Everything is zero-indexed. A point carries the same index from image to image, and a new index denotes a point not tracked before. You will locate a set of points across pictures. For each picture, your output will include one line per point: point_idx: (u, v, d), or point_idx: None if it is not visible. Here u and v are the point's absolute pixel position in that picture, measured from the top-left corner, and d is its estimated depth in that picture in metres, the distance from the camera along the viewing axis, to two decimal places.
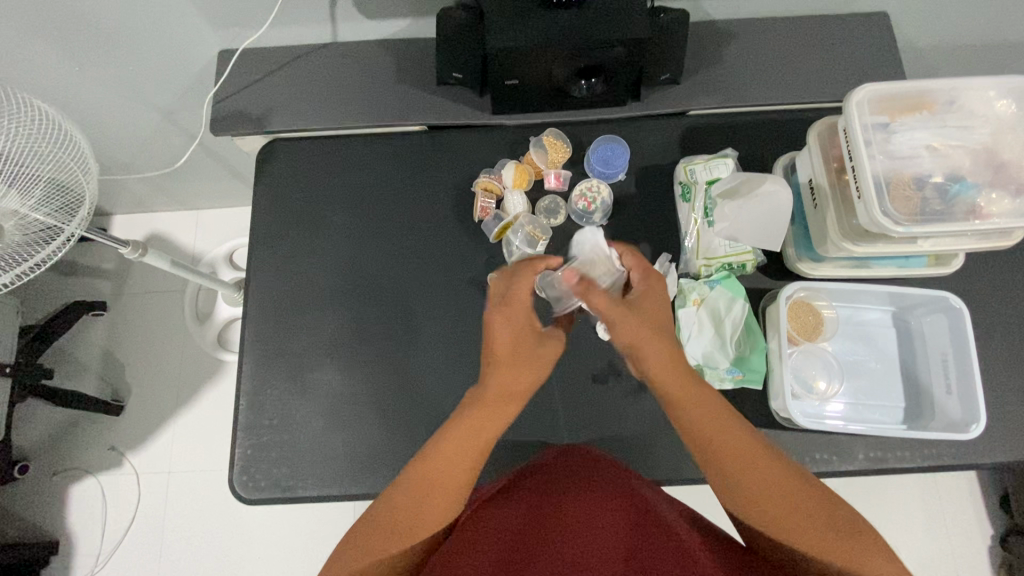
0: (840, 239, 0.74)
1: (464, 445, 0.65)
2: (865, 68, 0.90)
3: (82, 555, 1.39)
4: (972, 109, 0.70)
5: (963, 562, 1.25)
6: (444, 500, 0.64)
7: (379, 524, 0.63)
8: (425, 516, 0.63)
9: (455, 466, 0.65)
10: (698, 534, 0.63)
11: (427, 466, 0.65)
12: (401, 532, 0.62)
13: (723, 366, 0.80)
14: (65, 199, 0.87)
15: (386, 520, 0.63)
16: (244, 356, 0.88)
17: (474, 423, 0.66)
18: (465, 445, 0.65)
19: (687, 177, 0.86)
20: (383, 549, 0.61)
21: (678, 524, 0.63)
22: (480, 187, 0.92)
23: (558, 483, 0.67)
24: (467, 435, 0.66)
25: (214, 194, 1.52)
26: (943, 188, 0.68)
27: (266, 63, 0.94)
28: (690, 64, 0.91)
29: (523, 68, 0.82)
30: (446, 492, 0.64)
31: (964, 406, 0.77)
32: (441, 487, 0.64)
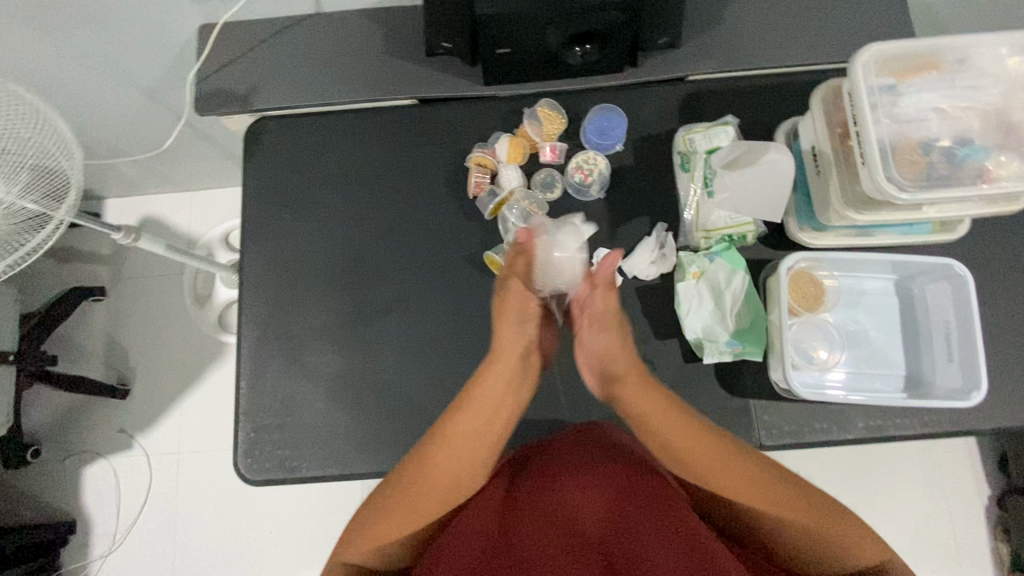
0: (844, 207, 0.72)
1: (489, 401, 0.70)
2: (871, 26, 0.87)
3: (99, 534, 1.43)
4: (983, 68, 0.67)
5: (960, 523, 1.28)
6: (470, 467, 0.67)
7: (387, 506, 0.63)
8: (434, 489, 0.64)
9: (478, 427, 0.68)
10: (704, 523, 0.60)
11: (447, 439, 0.66)
12: (414, 504, 0.63)
13: (722, 339, 0.79)
14: (51, 185, 0.84)
15: (393, 505, 0.63)
16: (241, 340, 0.88)
17: (489, 395, 0.70)
18: (489, 403, 0.70)
19: (687, 147, 0.84)
20: (401, 523, 0.63)
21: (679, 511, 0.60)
22: (473, 162, 0.89)
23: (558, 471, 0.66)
24: (486, 395, 0.70)
25: (205, 174, 1.50)
26: (950, 152, 0.66)
27: (248, 38, 0.91)
28: (689, 27, 0.88)
29: (515, 34, 0.79)
30: (472, 455, 0.67)
31: (965, 374, 0.76)
32: (460, 452, 0.66)
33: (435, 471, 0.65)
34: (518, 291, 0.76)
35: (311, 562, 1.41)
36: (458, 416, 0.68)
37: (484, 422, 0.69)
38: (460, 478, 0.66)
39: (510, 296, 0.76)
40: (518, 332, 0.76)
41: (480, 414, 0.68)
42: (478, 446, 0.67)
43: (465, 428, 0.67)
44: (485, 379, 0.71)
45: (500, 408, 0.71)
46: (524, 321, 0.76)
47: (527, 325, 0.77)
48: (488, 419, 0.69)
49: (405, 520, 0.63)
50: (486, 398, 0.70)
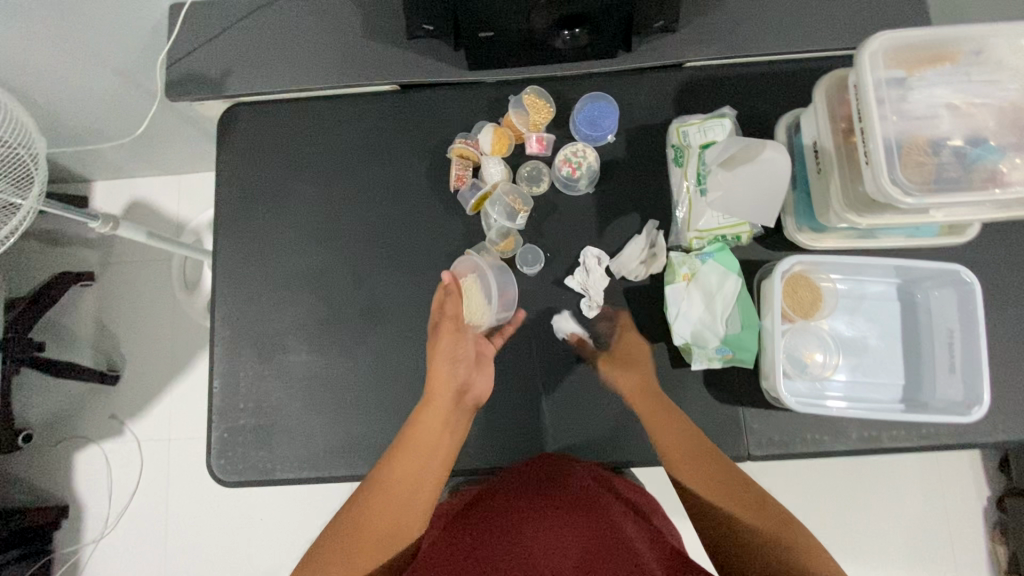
0: (845, 209, 0.67)
1: (424, 443, 0.70)
2: (884, 10, 0.80)
3: (91, 518, 1.44)
4: (1002, 61, 0.61)
5: (957, 525, 1.25)
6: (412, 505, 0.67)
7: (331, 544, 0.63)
8: (378, 529, 0.64)
9: (415, 466, 0.69)
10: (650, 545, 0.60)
11: (384, 482, 0.67)
12: (356, 546, 0.63)
13: (712, 345, 0.76)
14: (17, 171, 0.81)
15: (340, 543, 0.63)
16: (215, 337, 0.85)
17: (425, 430, 0.71)
18: (423, 444, 0.70)
19: (681, 140, 0.79)
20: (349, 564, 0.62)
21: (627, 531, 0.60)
22: (455, 154, 0.84)
23: (518, 490, 0.65)
24: (421, 433, 0.71)
25: (191, 158, 1.46)
26: (961, 153, 0.61)
27: (221, 18, 0.86)
28: (687, 8, 0.82)
29: (499, 16, 0.74)
30: (409, 495, 0.67)
31: (967, 386, 0.72)
32: (398, 491, 0.67)
33: (375, 510, 0.65)
34: (451, 337, 0.77)
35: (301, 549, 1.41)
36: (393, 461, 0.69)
37: (421, 461, 0.69)
38: (404, 520, 0.66)
39: (444, 339, 0.77)
40: (450, 373, 0.75)
41: (414, 455, 0.69)
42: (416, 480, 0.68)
43: (401, 471, 0.68)
44: (418, 422, 0.72)
45: (438, 448, 0.71)
46: (458, 362, 0.76)
47: (460, 366, 0.77)
48: (423, 458, 0.69)
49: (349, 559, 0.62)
50: (420, 435, 0.70)
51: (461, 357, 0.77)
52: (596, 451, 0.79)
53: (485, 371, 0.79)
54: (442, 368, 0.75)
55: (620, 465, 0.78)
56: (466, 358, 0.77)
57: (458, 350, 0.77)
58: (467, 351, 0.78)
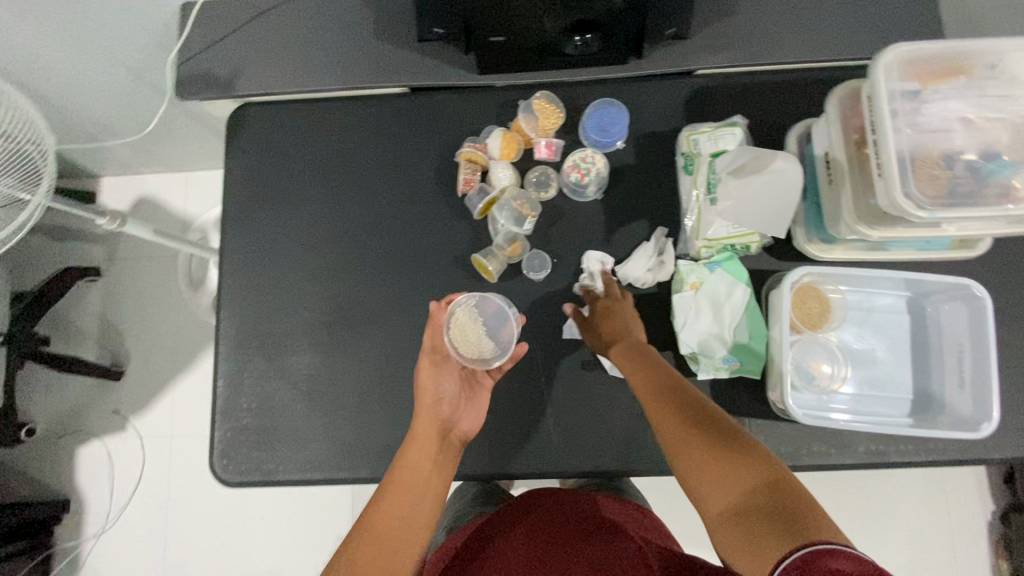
0: (856, 221, 0.67)
1: (414, 481, 0.62)
2: (897, 21, 0.80)
3: (92, 513, 1.44)
4: (1018, 75, 0.61)
5: (961, 540, 1.24)
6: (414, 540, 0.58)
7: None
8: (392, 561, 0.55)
9: (405, 506, 0.60)
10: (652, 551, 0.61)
11: (371, 525, 0.57)
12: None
13: (719, 355, 0.75)
14: (23, 167, 0.81)
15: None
16: (220, 336, 0.85)
17: (416, 463, 0.63)
18: (416, 483, 0.62)
19: (692, 147, 0.78)
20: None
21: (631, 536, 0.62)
22: (464, 158, 0.84)
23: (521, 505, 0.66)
24: (411, 471, 0.62)
25: (199, 156, 1.46)
26: (975, 167, 0.61)
27: (232, 18, 0.86)
28: (699, 16, 0.81)
29: (511, 23, 0.74)
30: (403, 544, 0.57)
31: (976, 403, 0.71)
32: (389, 542, 0.56)
33: (363, 555, 0.55)
34: (431, 372, 0.69)
35: (299, 549, 1.41)
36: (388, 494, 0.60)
37: (411, 503, 0.60)
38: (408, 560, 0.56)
39: (425, 373, 0.69)
40: (433, 413, 0.67)
41: (405, 493, 0.60)
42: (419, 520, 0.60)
43: (391, 512, 0.58)
44: (407, 460, 0.63)
45: (429, 486, 0.62)
46: (441, 399, 0.69)
47: (444, 403, 0.69)
48: (415, 501, 0.60)
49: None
50: (411, 469, 0.62)
51: (445, 397, 0.70)
52: (599, 459, 0.78)
53: (474, 407, 0.72)
54: (425, 412, 0.67)
55: (623, 473, 0.77)
56: (451, 396, 0.71)
57: (440, 386, 0.70)
58: (450, 389, 0.71)
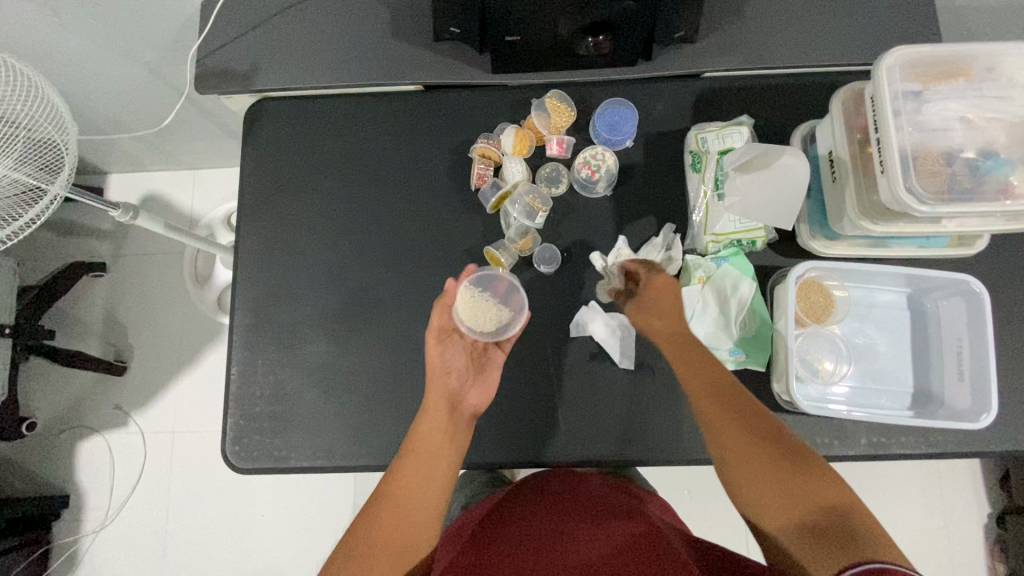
0: (859, 217, 0.69)
1: (426, 448, 0.70)
2: (897, 29, 0.83)
3: (92, 508, 1.43)
4: (1014, 78, 0.64)
5: (958, 542, 1.26)
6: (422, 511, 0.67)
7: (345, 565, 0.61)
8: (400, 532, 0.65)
9: (420, 474, 0.69)
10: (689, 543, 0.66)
11: (390, 492, 0.67)
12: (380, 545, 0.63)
13: (726, 347, 0.78)
14: (45, 158, 0.83)
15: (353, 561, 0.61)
16: (234, 325, 0.86)
17: (426, 438, 0.71)
18: (429, 449, 0.71)
19: (699, 146, 0.81)
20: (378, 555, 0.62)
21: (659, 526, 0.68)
22: (477, 154, 0.86)
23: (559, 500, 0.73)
24: (424, 438, 0.71)
25: (208, 153, 1.47)
26: (974, 165, 0.63)
27: (252, 15, 0.88)
28: (708, 20, 0.84)
29: (525, 21, 0.76)
30: (417, 509, 0.67)
31: (975, 395, 0.73)
32: (404, 509, 0.66)
33: (382, 520, 0.65)
34: (437, 348, 0.76)
35: (300, 546, 1.41)
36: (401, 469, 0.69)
37: (425, 469, 0.69)
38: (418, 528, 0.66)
39: (433, 351, 0.76)
40: (443, 385, 0.74)
41: (419, 463, 0.69)
42: (428, 492, 0.69)
43: (408, 480, 0.68)
44: (420, 429, 0.71)
45: (441, 451, 0.71)
46: (449, 374, 0.76)
47: (452, 378, 0.76)
48: (428, 466, 0.70)
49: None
50: (421, 441, 0.71)
51: (453, 374, 0.76)
52: (608, 449, 0.79)
53: (483, 381, 0.77)
54: (435, 386, 0.74)
55: (631, 463, 0.79)
56: (459, 371, 0.77)
57: (447, 361, 0.77)
58: (455, 364, 0.77)
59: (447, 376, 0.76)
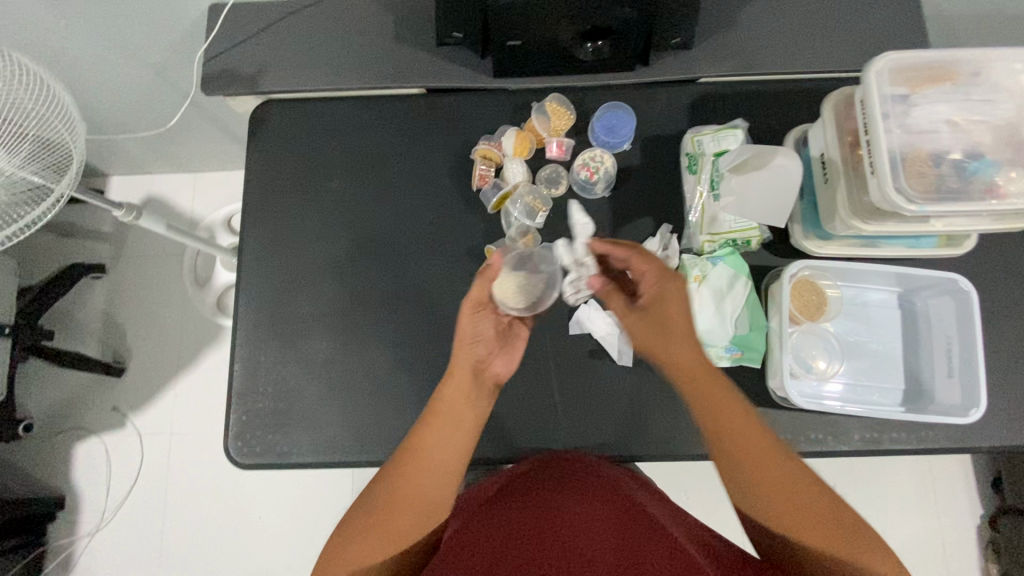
0: (851, 217, 0.71)
1: (449, 418, 0.67)
2: (886, 37, 0.86)
3: (87, 511, 1.43)
4: (998, 82, 0.66)
5: (951, 543, 1.27)
6: (437, 483, 0.65)
7: (357, 530, 0.63)
8: (411, 502, 0.64)
9: (440, 443, 0.66)
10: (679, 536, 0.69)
11: (407, 461, 0.65)
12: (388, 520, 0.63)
13: (722, 344, 0.79)
14: (52, 158, 0.84)
15: (364, 530, 0.63)
16: (238, 322, 0.87)
17: (451, 405, 0.67)
18: (452, 417, 0.67)
19: (696, 149, 0.83)
20: (387, 530, 0.62)
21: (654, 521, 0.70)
22: (479, 154, 0.88)
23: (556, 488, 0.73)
24: (448, 408, 0.67)
25: (209, 156, 1.49)
26: (961, 166, 0.65)
27: (258, 19, 0.90)
28: (703, 28, 0.87)
29: (526, 27, 0.78)
30: (436, 478, 0.65)
31: (965, 390, 0.76)
32: (423, 477, 0.65)
33: (399, 489, 0.64)
34: (469, 317, 0.70)
35: (298, 549, 1.40)
36: (424, 434, 0.66)
37: (449, 439, 0.66)
38: (431, 500, 0.65)
39: (462, 323, 0.70)
40: (470, 354, 0.70)
41: (443, 432, 0.66)
42: (447, 462, 0.66)
43: (430, 449, 0.65)
44: (444, 396, 0.68)
45: (465, 421, 0.68)
46: (478, 342, 0.71)
47: (481, 346, 0.72)
48: (451, 437, 0.66)
49: (375, 544, 0.62)
50: (445, 408, 0.67)
51: (482, 342, 0.72)
52: (606, 445, 0.81)
53: (507, 348, 0.76)
54: (464, 355, 0.70)
55: (629, 459, 0.80)
56: (488, 338, 0.73)
57: (478, 329, 0.71)
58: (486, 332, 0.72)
59: (478, 344, 0.71)
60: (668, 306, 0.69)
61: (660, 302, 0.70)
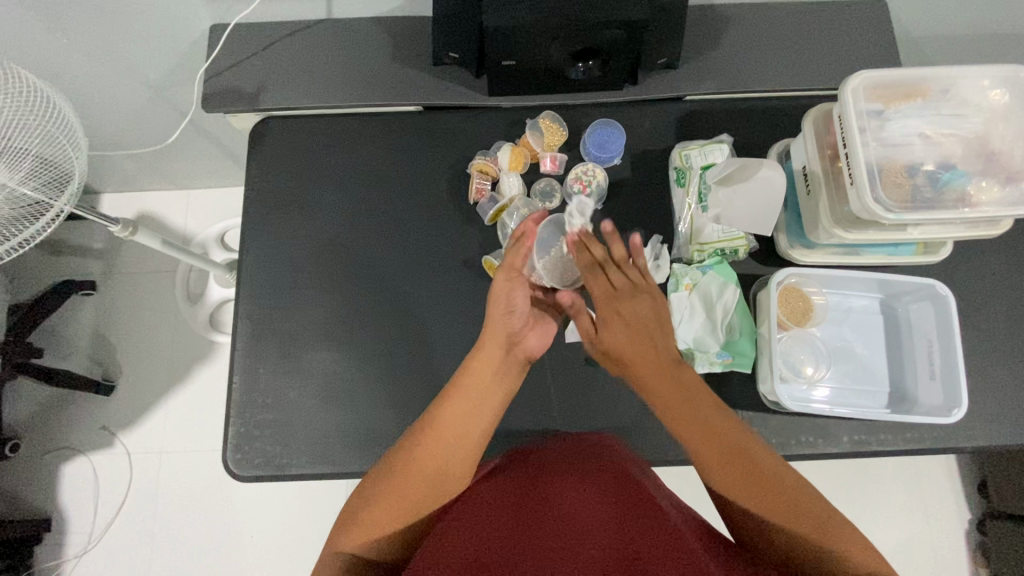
0: (833, 225, 0.75)
1: (474, 393, 0.73)
2: (862, 57, 0.90)
3: (74, 533, 1.40)
4: (966, 98, 0.71)
5: (942, 547, 1.29)
6: (459, 448, 0.69)
7: (379, 490, 0.66)
8: (431, 467, 0.67)
9: (464, 416, 0.71)
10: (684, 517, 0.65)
11: (430, 429, 0.69)
12: (402, 485, 0.66)
13: (713, 350, 0.81)
14: (51, 174, 0.85)
15: (387, 491, 0.66)
16: (237, 334, 0.88)
17: (475, 376, 0.74)
18: (476, 393, 0.73)
19: (684, 163, 0.87)
20: (403, 491, 0.66)
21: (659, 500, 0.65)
22: (475, 169, 0.91)
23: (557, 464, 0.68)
24: (474, 383, 0.73)
25: (204, 173, 1.49)
26: (934, 176, 0.69)
27: (259, 38, 0.92)
28: (689, 48, 0.91)
29: (521, 47, 0.81)
30: (460, 446, 0.69)
31: (946, 393, 0.79)
32: (448, 445, 0.69)
33: (423, 455, 0.68)
34: (505, 285, 0.76)
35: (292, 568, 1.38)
36: (446, 404, 0.71)
37: (471, 411, 0.72)
38: (451, 466, 0.68)
39: (499, 288, 0.76)
40: (504, 325, 0.76)
41: (467, 406, 0.72)
42: (466, 428, 0.71)
43: (453, 417, 0.70)
44: (470, 371, 0.74)
45: (486, 396, 0.74)
46: (511, 313, 0.76)
47: (514, 318, 0.77)
48: (474, 410, 0.72)
49: (385, 507, 0.65)
50: (469, 378, 0.73)
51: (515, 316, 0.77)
52: None
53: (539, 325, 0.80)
54: (495, 324, 0.76)
55: None
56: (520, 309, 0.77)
57: (512, 299, 0.76)
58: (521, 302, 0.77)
59: (512, 312, 0.77)
60: (617, 330, 0.75)
61: (614, 323, 0.76)
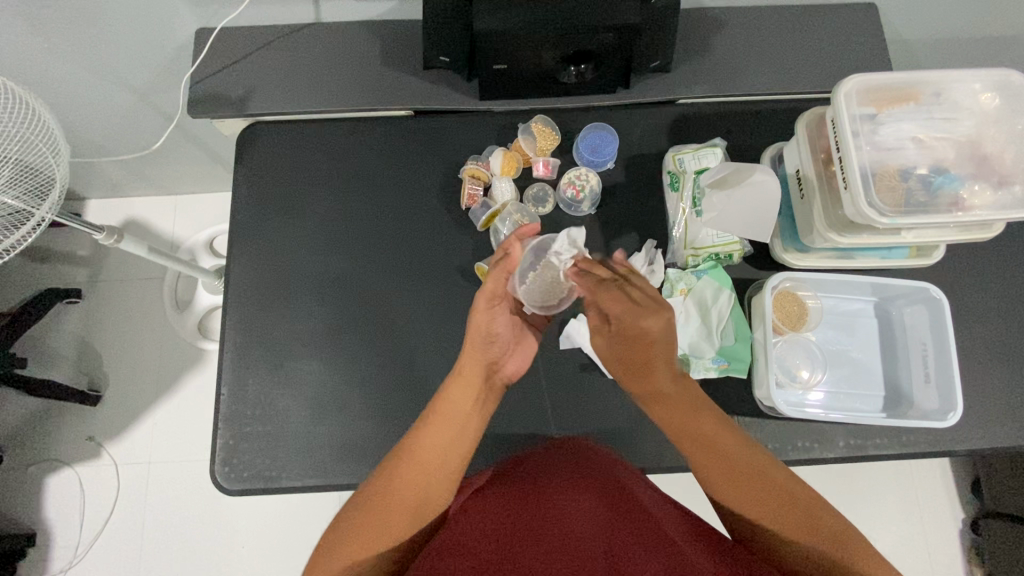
0: (827, 229, 0.74)
1: (453, 419, 0.71)
2: (853, 60, 0.91)
3: (60, 546, 1.37)
4: (957, 102, 0.71)
5: (936, 547, 1.29)
6: (440, 472, 0.67)
7: (366, 510, 0.64)
8: (409, 494, 0.65)
9: (442, 443, 0.69)
10: (681, 517, 0.65)
11: (409, 456, 0.67)
12: (386, 514, 0.63)
13: (709, 356, 0.81)
14: (33, 181, 0.83)
15: (372, 514, 0.63)
16: (225, 344, 0.86)
17: (454, 400, 0.72)
18: (454, 421, 0.71)
19: (677, 166, 0.86)
20: (386, 525, 0.63)
21: (653, 504, 0.65)
22: (468, 174, 0.90)
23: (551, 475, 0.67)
24: (452, 410, 0.71)
25: (192, 178, 1.47)
26: (927, 180, 0.69)
27: (247, 42, 0.90)
28: (681, 51, 0.90)
29: (513, 51, 0.80)
30: (438, 471, 0.67)
31: (942, 396, 0.79)
32: (426, 473, 0.67)
33: (400, 486, 0.65)
34: (487, 311, 0.72)
35: None
36: (426, 427, 0.69)
37: (451, 438, 0.70)
38: (431, 494, 0.66)
39: (481, 316, 0.72)
40: (483, 355, 0.73)
41: (446, 431, 0.70)
42: (445, 449, 0.69)
43: (433, 443, 0.68)
44: (450, 395, 0.72)
45: (465, 425, 0.71)
46: (492, 342, 0.73)
47: (493, 348, 0.74)
48: (453, 438, 0.70)
49: (370, 539, 0.62)
50: (448, 402, 0.71)
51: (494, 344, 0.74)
52: None
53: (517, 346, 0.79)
54: (472, 354, 0.73)
55: None
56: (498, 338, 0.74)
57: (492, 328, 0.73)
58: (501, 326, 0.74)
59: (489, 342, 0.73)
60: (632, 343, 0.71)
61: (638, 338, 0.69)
